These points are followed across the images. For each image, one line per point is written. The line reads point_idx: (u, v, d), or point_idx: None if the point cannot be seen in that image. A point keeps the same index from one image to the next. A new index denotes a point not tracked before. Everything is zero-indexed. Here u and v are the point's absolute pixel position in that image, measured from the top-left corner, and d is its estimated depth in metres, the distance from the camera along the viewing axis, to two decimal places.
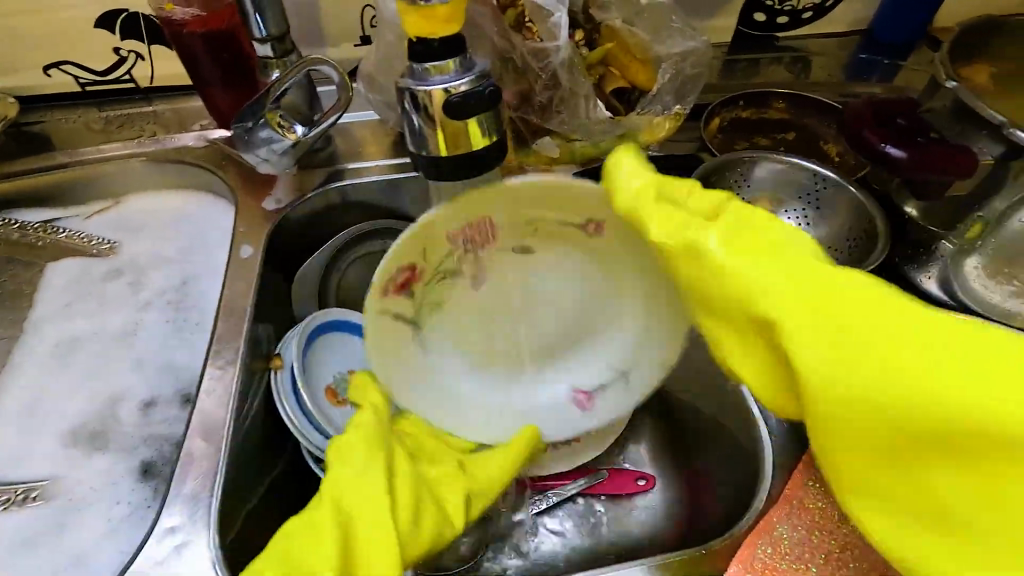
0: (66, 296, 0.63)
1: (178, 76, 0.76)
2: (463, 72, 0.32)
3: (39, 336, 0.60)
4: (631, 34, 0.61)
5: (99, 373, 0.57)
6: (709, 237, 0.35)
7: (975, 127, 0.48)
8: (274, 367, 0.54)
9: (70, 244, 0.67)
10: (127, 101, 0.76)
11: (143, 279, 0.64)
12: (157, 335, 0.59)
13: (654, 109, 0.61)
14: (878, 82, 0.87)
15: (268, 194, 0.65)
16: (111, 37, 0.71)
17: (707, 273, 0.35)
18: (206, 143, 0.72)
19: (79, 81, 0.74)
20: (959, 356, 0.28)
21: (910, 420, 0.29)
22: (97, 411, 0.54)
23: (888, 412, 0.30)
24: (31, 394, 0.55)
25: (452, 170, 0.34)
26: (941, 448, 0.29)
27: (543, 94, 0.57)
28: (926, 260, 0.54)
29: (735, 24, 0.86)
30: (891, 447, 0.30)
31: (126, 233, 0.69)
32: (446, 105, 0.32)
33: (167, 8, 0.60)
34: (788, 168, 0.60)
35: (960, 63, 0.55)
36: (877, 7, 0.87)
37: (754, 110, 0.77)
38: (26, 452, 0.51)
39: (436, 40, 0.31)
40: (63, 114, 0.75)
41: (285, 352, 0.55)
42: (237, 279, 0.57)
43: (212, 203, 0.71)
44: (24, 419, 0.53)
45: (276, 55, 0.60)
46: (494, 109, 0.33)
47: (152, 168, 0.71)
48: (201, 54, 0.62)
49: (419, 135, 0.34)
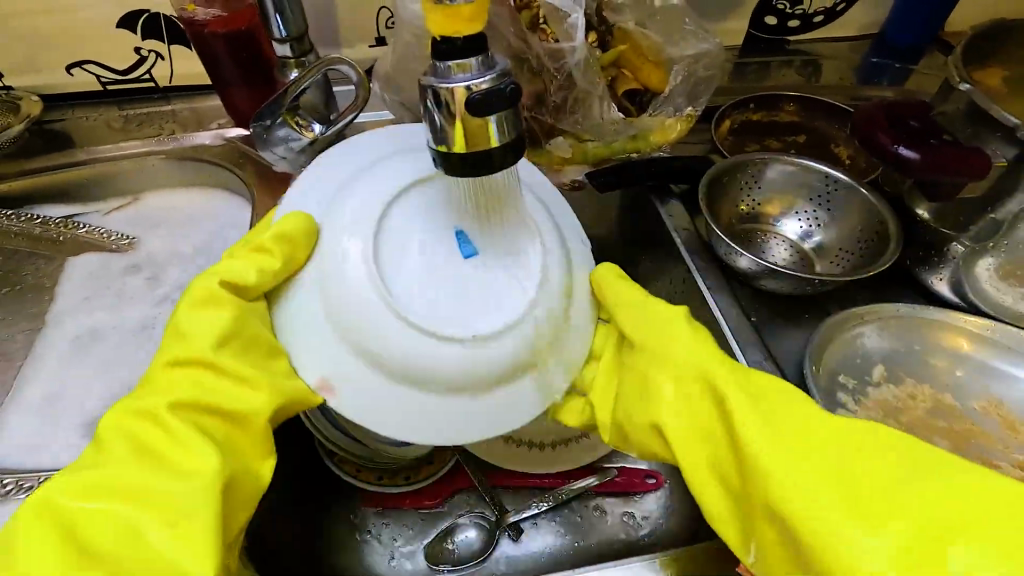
0: (86, 290, 0.64)
1: (197, 76, 0.77)
2: (485, 70, 0.33)
3: (60, 329, 0.61)
4: (644, 36, 0.62)
5: (118, 365, 0.58)
6: (673, 343, 0.41)
7: (988, 129, 0.48)
8: None
9: (90, 239, 0.69)
10: (146, 100, 0.78)
11: (161, 275, 0.66)
12: None
13: (665, 111, 0.62)
14: (889, 86, 0.87)
15: (284, 192, 0.67)
16: (133, 37, 0.72)
17: (661, 375, 0.41)
18: (223, 142, 0.73)
19: (100, 80, 0.76)
20: (877, 454, 0.34)
21: (844, 495, 0.32)
22: (116, 402, 0.55)
23: (826, 495, 0.33)
24: (52, 385, 0.56)
25: (471, 167, 0.35)
26: (867, 509, 0.32)
27: (558, 94, 0.58)
28: (937, 262, 0.54)
29: (747, 27, 0.87)
30: (828, 509, 0.32)
31: (145, 229, 0.70)
32: (468, 103, 0.32)
33: (189, 9, 0.62)
34: (799, 170, 0.61)
35: (972, 67, 0.55)
36: (888, 11, 0.88)
37: (765, 113, 0.77)
38: (47, 441, 0.52)
39: (460, 39, 0.32)
40: (84, 112, 0.76)
41: None
42: None
43: (229, 201, 0.72)
44: (45, 409, 0.54)
45: (295, 55, 0.61)
46: (514, 107, 0.34)
47: (170, 166, 0.72)
48: (221, 53, 0.63)
49: (439, 132, 0.34)
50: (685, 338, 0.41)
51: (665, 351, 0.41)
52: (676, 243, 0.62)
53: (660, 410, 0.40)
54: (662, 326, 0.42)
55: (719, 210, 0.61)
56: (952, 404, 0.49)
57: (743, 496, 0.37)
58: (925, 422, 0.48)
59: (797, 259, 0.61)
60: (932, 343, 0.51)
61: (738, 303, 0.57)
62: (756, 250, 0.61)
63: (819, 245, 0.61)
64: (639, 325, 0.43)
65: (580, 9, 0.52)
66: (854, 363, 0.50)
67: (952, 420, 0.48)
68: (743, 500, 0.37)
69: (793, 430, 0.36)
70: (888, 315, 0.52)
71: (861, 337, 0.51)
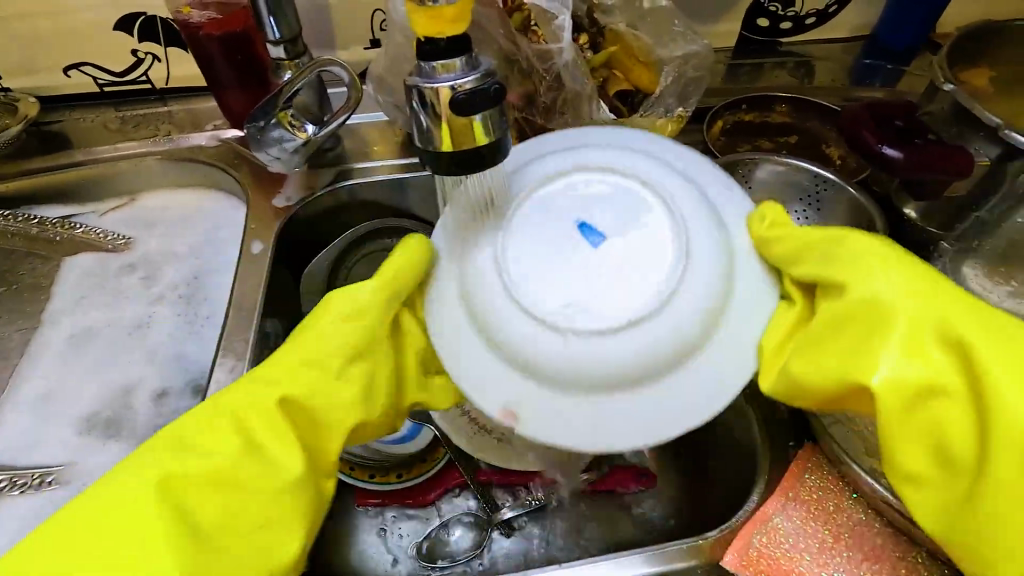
0: (82, 289, 0.65)
1: (194, 78, 0.78)
2: (469, 71, 0.33)
3: (56, 328, 0.61)
4: (635, 37, 0.63)
5: (113, 363, 0.58)
6: (885, 285, 0.36)
7: (972, 129, 0.49)
8: None
9: (86, 239, 0.69)
10: (143, 101, 0.78)
11: (156, 274, 0.66)
12: (170, 327, 0.61)
13: (657, 111, 0.63)
14: (881, 87, 0.88)
15: (278, 192, 0.67)
16: (130, 39, 0.73)
17: (924, 314, 0.35)
18: (218, 143, 0.74)
19: (98, 82, 0.77)
20: None
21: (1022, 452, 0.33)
22: (111, 400, 0.55)
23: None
24: (47, 383, 0.57)
25: (458, 166, 0.35)
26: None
27: (547, 95, 0.58)
28: (926, 261, 0.55)
29: (740, 29, 0.87)
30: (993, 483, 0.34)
31: (141, 229, 0.71)
32: (453, 103, 0.33)
33: (183, 11, 0.62)
34: (789, 170, 0.61)
35: (958, 67, 0.56)
36: (880, 13, 0.88)
37: (757, 114, 0.78)
38: (43, 438, 0.53)
39: (443, 40, 0.32)
40: (81, 114, 0.77)
41: None
42: (248, 273, 0.59)
43: (224, 201, 0.73)
44: (41, 407, 0.55)
45: (289, 57, 0.62)
46: (499, 107, 0.34)
47: (166, 166, 0.73)
48: (216, 55, 0.64)
49: (426, 132, 0.35)
50: (899, 283, 0.37)
51: (885, 297, 0.36)
52: None
53: (850, 359, 0.36)
54: (857, 261, 0.38)
55: None
56: None
57: (977, 459, 0.34)
58: None
59: None
60: None
61: None
62: None
63: None
64: (830, 268, 0.39)
65: (567, 10, 0.52)
66: None
67: None
68: (972, 470, 0.35)
69: (1022, 366, 0.34)
70: None
71: None
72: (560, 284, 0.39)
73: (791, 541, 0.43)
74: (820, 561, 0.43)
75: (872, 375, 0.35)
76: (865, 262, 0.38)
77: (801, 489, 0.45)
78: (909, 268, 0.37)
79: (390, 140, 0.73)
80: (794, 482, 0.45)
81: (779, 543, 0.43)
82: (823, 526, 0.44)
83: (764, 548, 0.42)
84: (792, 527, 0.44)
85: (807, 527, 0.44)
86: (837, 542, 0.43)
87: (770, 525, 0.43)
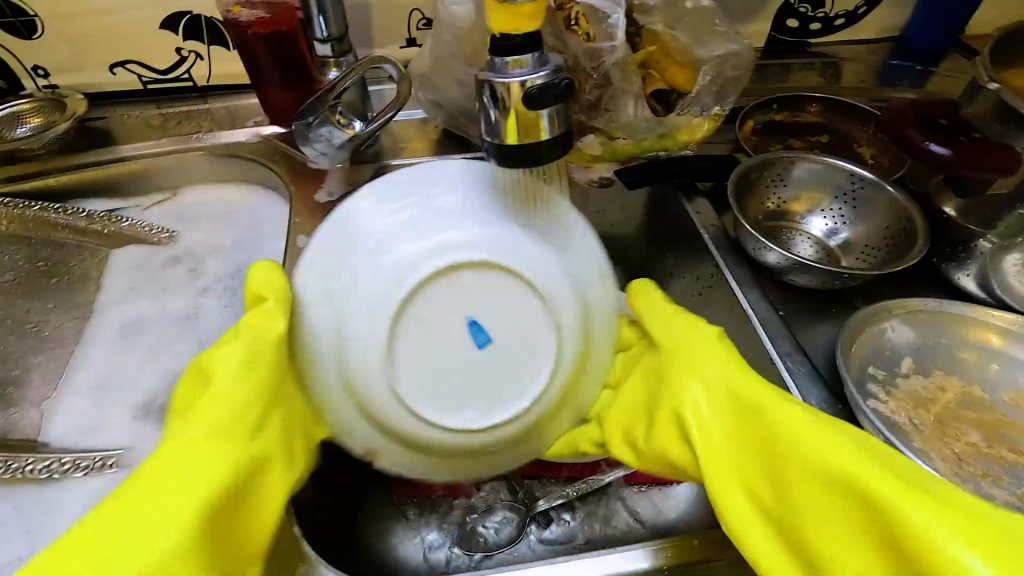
0: (130, 281, 0.67)
1: (234, 76, 0.79)
2: (540, 67, 0.34)
3: (107, 317, 0.63)
4: (673, 37, 0.64)
5: (164, 353, 0.60)
6: (704, 363, 0.41)
7: (1017, 127, 0.49)
8: None
9: (132, 232, 0.71)
10: (185, 99, 0.80)
11: (201, 267, 0.68)
12: (217, 318, 0.62)
13: (693, 110, 0.65)
14: (911, 88, 0.88)
15: (320, 187, 0.69)
16: (175, 38, 0.75)
17: (699, 431, 0.39)
18: (259, 139, 0.75)
19: (141, 79, 0.79)
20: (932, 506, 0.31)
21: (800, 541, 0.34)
22: (164, 388, 0.56)
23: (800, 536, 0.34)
24: (102, 371, 0.58)
25: (524, 159, 0.36)
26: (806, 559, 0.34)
27: (593, 92, 0.59)
28: (964, 259, 0.56)
29: (769, 30, 0.88)
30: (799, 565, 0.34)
31: (185, 223, 0.73)
32: (524, 98, 0.34)
33: (233, 10, 0.64)
34: (824, 169, 0.62)
35: (1000, 66, 0.56)
36: (910, 14, 0.89)
37: (788, 113, 0.79)
38: (99, 423, 0.54)
39: (518, 36, 0.33)
40: (125, 110, 0.79)
41: None
42: (294, 266, 0.60)
43: (264, 196, 0.75)
44: (96, 393, 0.56)
45: (335, 55, 0.63)
46: (566, 102, 0.35)
47: (209, 162, 0.75)
48: (262, 53, 0.66)
49: (494, 127, 0.36)
50: (713, 363, 0.41)
51: (683, 374, 0.41)
52: (705, 242, 0.63)
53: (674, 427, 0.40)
54: (690, 339, 0.43)
55: (746, 206, 0.63)
56: (979, 396, 0.49)
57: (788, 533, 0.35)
58: (958, 414, 0.48)
59: (823, 255, 0.62)
60: (960, 338, 0.52)
61: (767, 297, 0.57)
62: (783, 246, 0.62)
63: (845, 242, 0.62)
64: (669, 336, 0.43)
65: (621, 11, 0.54)
66: (882, 354, 0.51)
67: (979, 411, 0.48)
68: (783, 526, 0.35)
69: (825, 460, 0.34)
70: (913, 309, 0.53)
71: (888, 331, 0.52)
72: (454, 378, 0.39)
73: None
74: None
75: (694, 429, 0.39)
76: (694, 349, 0.42)
77: None
78: (732, 360, 0.41)
79: (428, 137, 0.74)
80: None
81: None
82: None
83: None
84: None
85: None
86: None
87: None
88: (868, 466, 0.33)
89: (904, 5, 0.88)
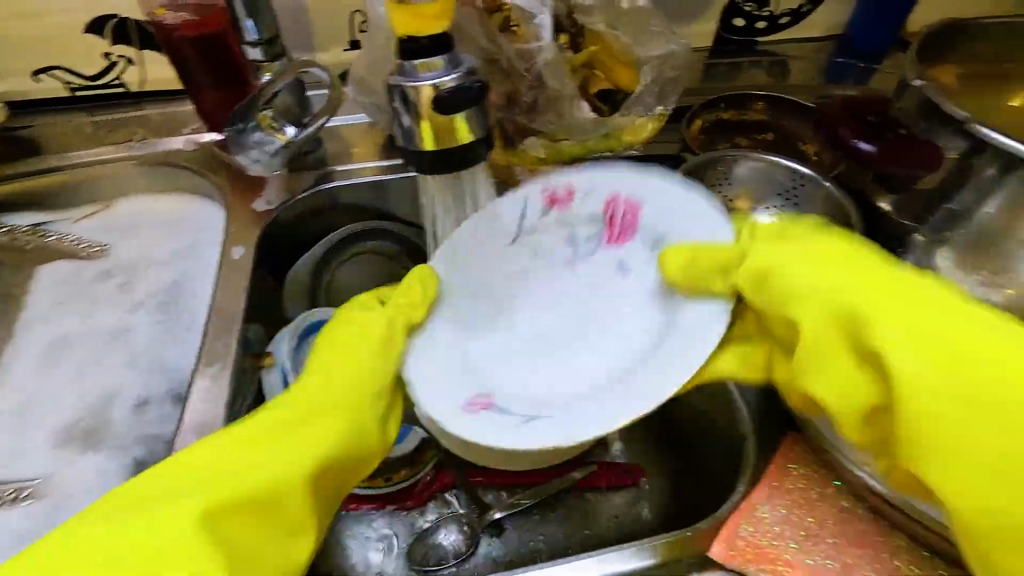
0: (56, 298, 0.63)
1: (169, 81, 0.76)
2: (451, 69, 0.33)
3: (31, 337, 0.60)
4: (614, 37, 0.63)
5: (90, 373, 0.57)
6: (795, 282, 0.38)
7: (941, 124, 0.49)
8: (266, 365, 0.55)
9: (60, 246, 0.68)
10: (117, 105, 0.77)
11: (134, 281, 0.65)
12: (149, 335, 0.60)
13: (636, 110, 0.64)
14: (855, 85, 0.90)
15: (258, 195, 0.66)
16: (102, 42, 0.71)
17: (801, 297, 0.37)
18: (196, 147, 0.73)
19: (69, 86, 0.75)
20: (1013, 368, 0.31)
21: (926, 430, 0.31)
22: (89, 411, 0.53)
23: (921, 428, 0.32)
24: (23, 394, 0.55)
25: (441, 164, 0.35)
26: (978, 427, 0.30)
27: (530, 94, 0.59)
28: (901, 253, 0.57)
29: (716, 29, 0.89)
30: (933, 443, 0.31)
31: (118, 236, 0.69)
32: (434, 102, 0.33)
33: (159, 13, 0.62)
34: (767, 166, 0.63)
35: (928, 63, 0.57)
36: (852, 12, 0.90)
37: (735, 112, 0.79)
38: (19, 451, 0.51)
39: (423, 38, 0.32)
40: (52, 119, 0.75)
41: (278, 350, 0.56)
42: (227, 278, 0.58)
43: (202, 205, 0.72)
44: (15, 419, 0.53)
45: (267, 59, 0.61)
46: (481, 105, 0.35)
47: (142, 171, 0.72)
48: (192, 57, 0.64)
49: (408, 133, 0.35)
50: (801, 270, 0.38)
51: (783, 279, 0.38)
52: None
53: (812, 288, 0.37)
54: (794, 257, 0.39)
55: None
56: None
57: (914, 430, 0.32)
58: None
59: None
60: None
61: None
62: None
63: None
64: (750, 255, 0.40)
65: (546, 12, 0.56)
66: None
67: None
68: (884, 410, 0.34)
69: (932, 343, 0.32)
70: None
71: None
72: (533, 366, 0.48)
73: (778, 531, 0.39)
74: (807, 548, 0.38)
75: (800, 318, 0.37)
76: (789, 254, 0.39)
77: (783, 476, 0.41)
78: (824, 248, 0.39)
79: (371, 141, 0.72)
80: (776, 471, 0.42)
81: (765, 534, 0.39)
82: (807, 514, 0.39)
83: (753, 541, 0.38)
84: (778, 517, 0.40)
85: (792, 515, 0.39)
86: (822, 528, 0.39)
87: (755, 517, 0.39)
88: (968, 329, 0.33)
89: (846, 4, 0.90)
